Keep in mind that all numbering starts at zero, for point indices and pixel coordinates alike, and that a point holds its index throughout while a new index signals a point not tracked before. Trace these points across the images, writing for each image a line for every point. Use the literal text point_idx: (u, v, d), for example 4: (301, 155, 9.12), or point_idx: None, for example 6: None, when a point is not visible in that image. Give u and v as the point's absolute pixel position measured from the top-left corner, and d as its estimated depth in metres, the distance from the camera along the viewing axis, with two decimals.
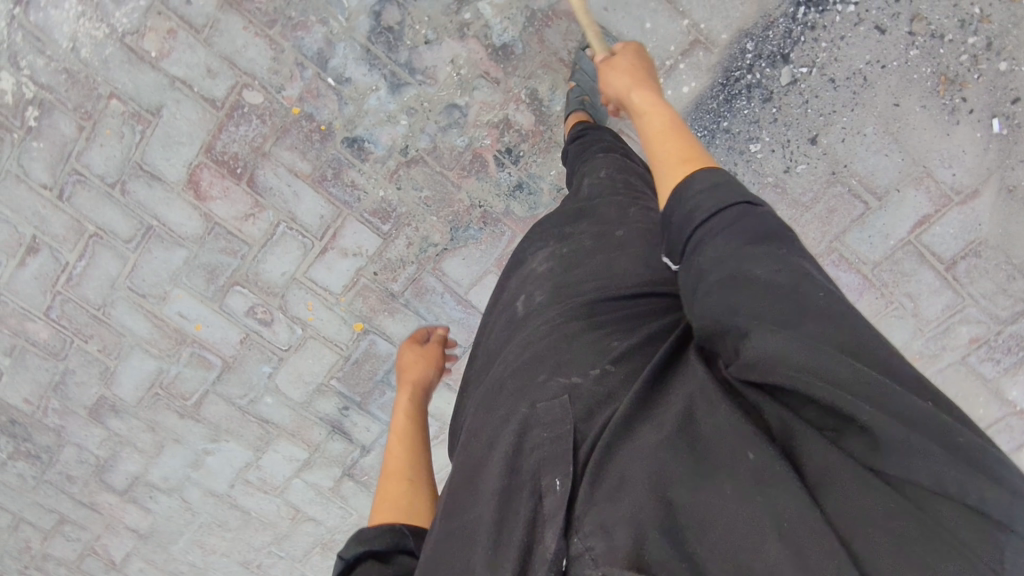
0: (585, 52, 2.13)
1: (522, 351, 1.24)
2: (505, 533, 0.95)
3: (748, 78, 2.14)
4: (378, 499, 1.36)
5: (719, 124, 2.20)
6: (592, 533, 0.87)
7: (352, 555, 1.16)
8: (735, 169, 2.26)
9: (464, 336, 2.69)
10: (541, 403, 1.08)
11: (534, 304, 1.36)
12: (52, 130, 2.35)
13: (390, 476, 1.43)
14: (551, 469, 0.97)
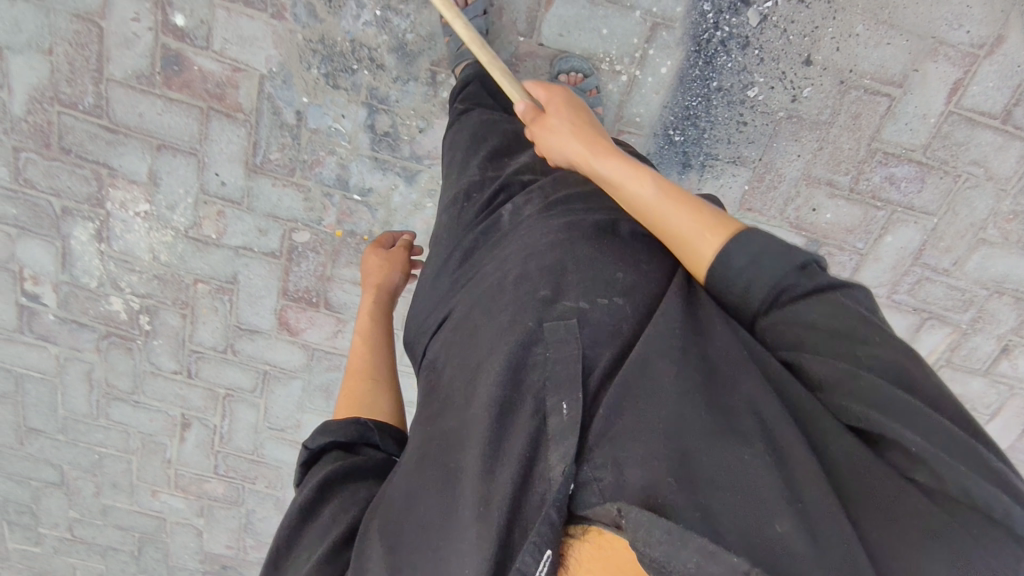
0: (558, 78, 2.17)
1: (514, 268, 1.30)
2: (504, 451, 1.08)
3: (718, 34, 2.15)
4: (341, 397, 1.48)
5: (709, 86, 2.22)
6: (607, 465, 0.97)
7: (318, 445, 1.31)
8: (742, 120, 2.26)
9: None
10: (547, 323, 1.17)
11: (519, 223, 1.41)
12: (165, 325, 2.76)
13: (353, 375, 1.53)
14: (558, 394, 1.08)
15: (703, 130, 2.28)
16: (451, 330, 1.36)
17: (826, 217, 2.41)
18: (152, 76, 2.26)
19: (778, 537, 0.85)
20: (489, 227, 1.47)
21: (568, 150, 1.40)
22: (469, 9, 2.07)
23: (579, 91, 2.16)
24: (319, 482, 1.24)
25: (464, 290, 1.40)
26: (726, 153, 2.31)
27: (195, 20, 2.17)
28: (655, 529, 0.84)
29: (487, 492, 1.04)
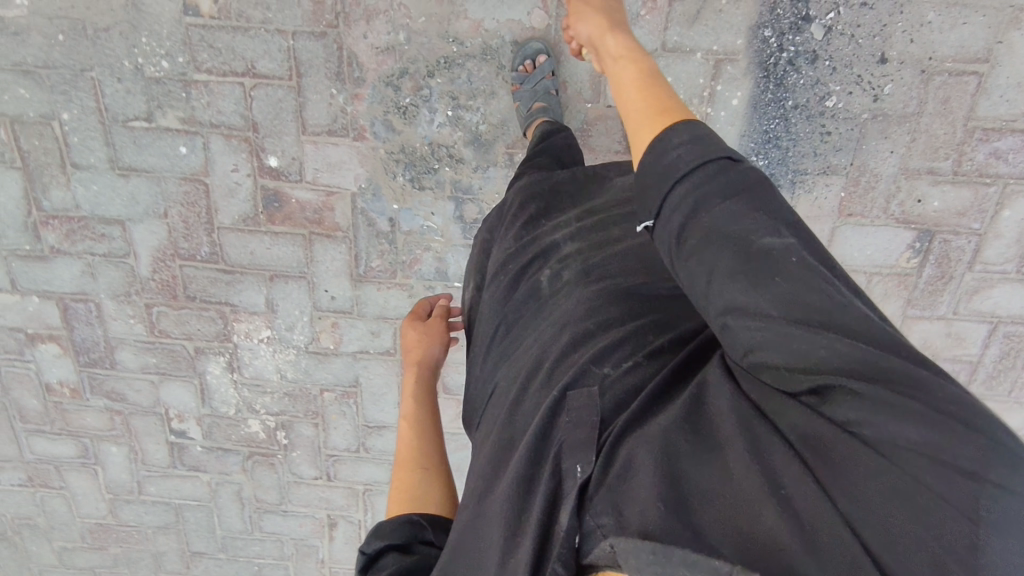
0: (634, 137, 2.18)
1: (541, 340, 1.22)
2: (523, 519, 0.96)
3: (785, 55, 2.14)
4: (392, 490, 1.27)
5: (785, 106, 2.20)
6: (608, 511, 0.85)
7: (373, 549, 1.10)
8: (825, 130, 2.22)
9: None
10: (572, 391, 1.04)
11: (549, 292, 1.31)
12: (300, 436, 2.91)
13: (405, 461, 1.33)
14: (573, 453, 0.95)
15: (786, 149, 2.25)
16: (494, 402, 1.26)
17: (934, 205, 2.31)
18: (257, 217, 2.44)
19: (764, 537, 0.75)
20: (528, 296, 1.36)
21: (589, 22, 1.47)
22: (529, 77, 2.10)
23: None
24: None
25: (505, 365, 1.29)
26: (815, 166, 2.27)
27: (287, 159, 2.33)
28: (641, 554, 0.76)
29: (513, 571, 0.91)
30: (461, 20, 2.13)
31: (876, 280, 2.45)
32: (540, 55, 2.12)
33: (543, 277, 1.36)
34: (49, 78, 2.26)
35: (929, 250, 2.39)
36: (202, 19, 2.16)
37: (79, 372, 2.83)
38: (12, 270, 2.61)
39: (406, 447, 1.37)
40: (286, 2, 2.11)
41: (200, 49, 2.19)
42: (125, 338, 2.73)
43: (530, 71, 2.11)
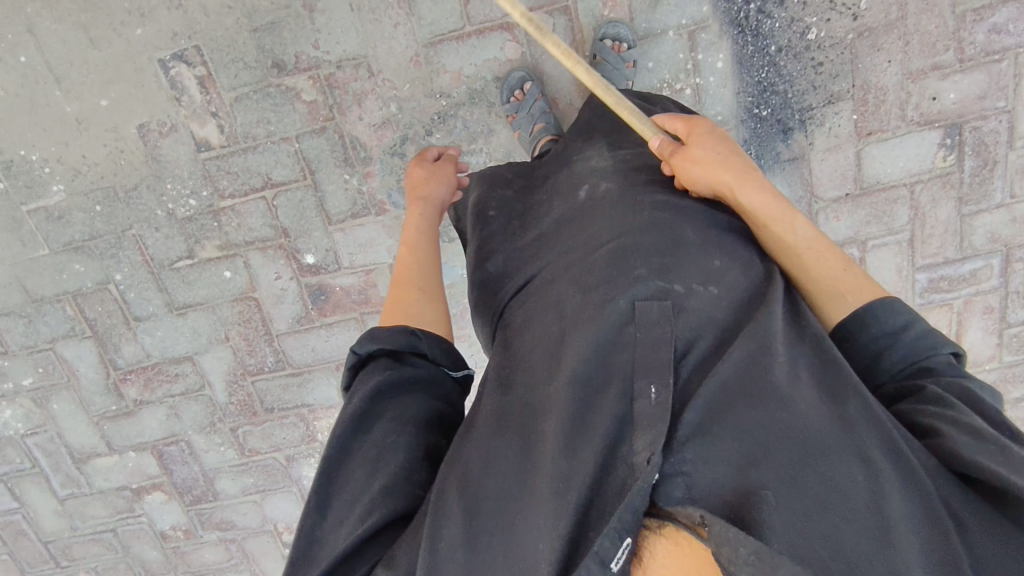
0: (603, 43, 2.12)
1: (577, 252, 1.32)
2: (586, 430, 1.04)
3: (753, 6, 2.15)
4: (386, 307, 1.37)
5: (770, 53, 2.20)
6: (696, 462, 0.94)
7: (365, 351, 1.21)
8: (816, 62, 2.21)
9: None
10: (638, 302, 1.14)
11: (583, 208, 1.42)
12: None
13: (398, 286, 1.42)
14: (647, 375, 1.05)
15: (785, 92, 2.25)
16: (525, 297, 1.35)
17: (951, 98, 2.27)
18: (309, 314, 2.54)
19: (874, 548, 0.88)
20: (563, 215, 1.45)
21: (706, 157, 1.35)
22: (520, 104, 2.17)
23: (620, 56, 2.10)
24: (365, 395, 1.14)
25: (544, 258, 1.38)
26: (819, 99, 2.26)
27: (321, 253, 2.44)
28: (742, 547, 0.83)
29: (568, 476, 1.00)
30: (442, 75, 2.23)
31: (919, 188, 2.39)
32: (525, 81, 2.19)
33: (579, 195, 1.47)
34: (97, 247, 2.44)
35: (962, 142, 2.32)
36: (214, 150, 2.30)
37: (187, 511, 2.92)
38: (106, 432, 2.76)
39: (401, 275, 1.45)
40: (283, 112, 2.26)
41: (219, 178, 2.34)
42: (220, 467, 2.82)
43: (519, 98, 2.18)
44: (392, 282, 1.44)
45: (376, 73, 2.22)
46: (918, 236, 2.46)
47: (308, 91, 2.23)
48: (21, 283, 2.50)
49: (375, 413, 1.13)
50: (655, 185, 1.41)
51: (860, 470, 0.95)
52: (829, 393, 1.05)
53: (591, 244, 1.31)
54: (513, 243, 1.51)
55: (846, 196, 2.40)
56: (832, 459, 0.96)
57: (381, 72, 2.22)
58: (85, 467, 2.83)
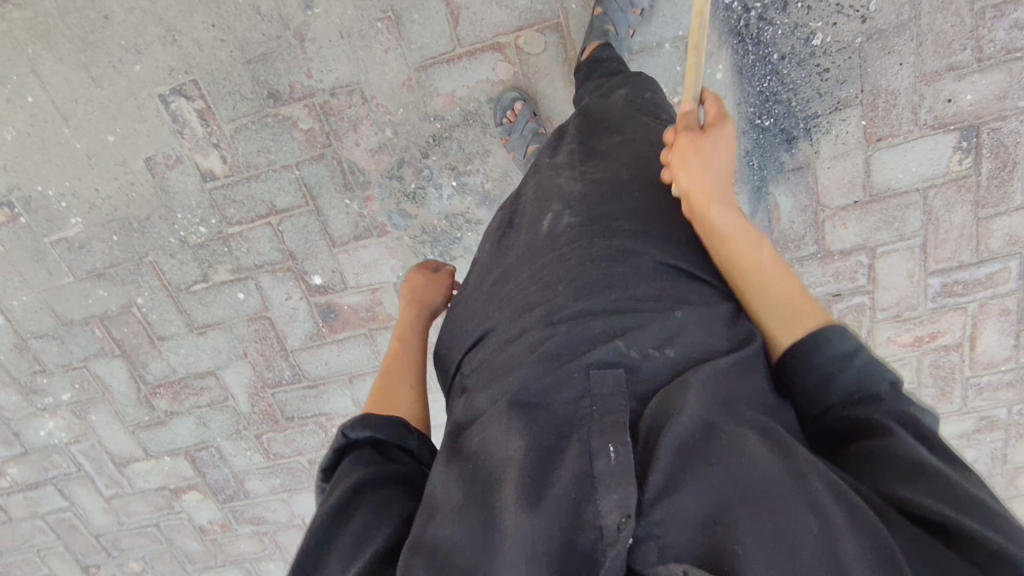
0: None
1: (530, 303, 1.27)
2: (552, 495, 0.99)
3: (754, 14, 2.04)
4: (374, 398, 1.46)
5: (772, 61, 2.11)
6: (664, 521, 0.92)
7: (353, 437, 1.28)
8: (821, 69, 2.12)
9: None
10: (593, 373, 1.10)
11: (543, 245, 1.36)
12: None
13: (388, 380, 1.51)
14: (605, 437, 1.01)
15: (788, 100, 2.17)
16: (484, 345, 1.32)
17: (967, 100, 2.15)
18: (320, 332, 2.63)
19: None
20: (531, 248, 1.39)
21: (720, 162, 1.32)
22: (513, 127, 2.13)
23: (627, 3, 1.99)
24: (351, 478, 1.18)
25: (500, 307, 1.34)
26: (824, 106, 2.18)
27: (328, 273, 2.50)
28: None
29: (535, 547, 0.95)
30: (435, 98, 2.21)
31: (932, 193, 2.31)
32: (516, 102, 2.15)
33: (543, 224, 1.41)
34: (117, 273, 2.55)
35: (979, 145, 2.22)
36: (219, 180, 2.36)
37: (221, 508, 3.12)
38: (141, 440, 2.94)
39: (391, 373, 1.55)
40: (282, 140, 2.28)
41: (226, 206, 2.41)
42: (248, 470, 2.99)
43: (511, 121, 2.14)
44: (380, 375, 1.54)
45: (369, 99, 2.21)
46: (932, 240, 2.39)
47: (304, 119, 2.25)
48: (51, 308, 2.63)
49: (353, 503, 1.14)
50: (621, 222, 1.33)
51: (815, 519, 0.88)
52: (778, 443, 0.98)
53: (548, 294, 1.26)
54: (474, 287, 1.48)
55: (854, 204, 2.34)
56: (792, 508, 0.89)
57: (375, 98, 2.21)
58: (126, 471, 3.03)
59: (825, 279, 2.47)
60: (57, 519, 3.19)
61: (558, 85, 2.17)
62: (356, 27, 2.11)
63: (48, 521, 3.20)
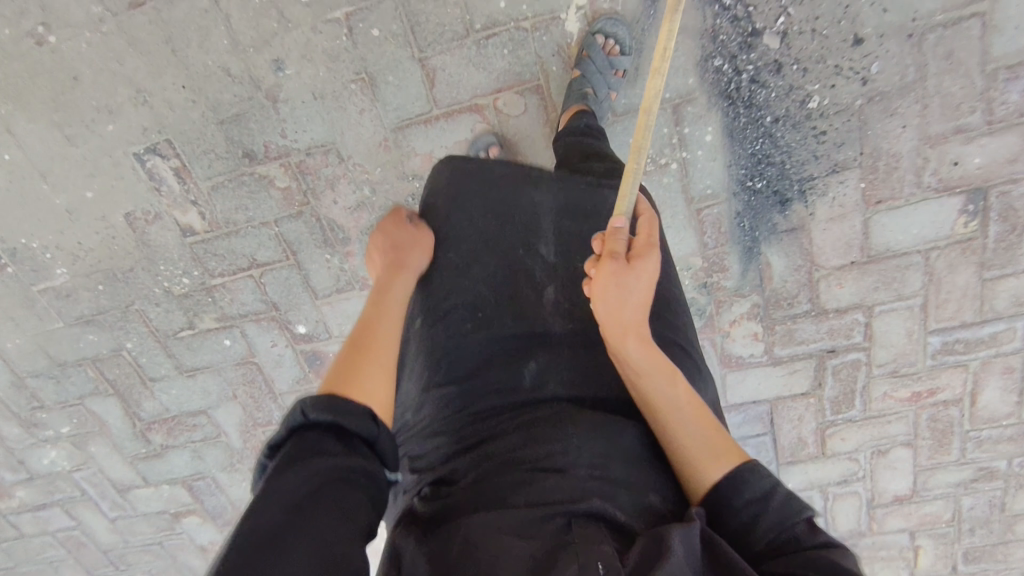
0: (596, 38, 1.85)
1: (482, 451, 1.13)
2: None
3: (745, 76, 1.91)
4: (340, 360, 1.22)
5: (765, 123, 1.99)
6: None
7: (315, 419, 1.07)
8: (818, 130, 1.99)
9: (761, 426, 2.64)
10: (575, 522, 0.95)
11: (502, 377, 1.24)
12: None
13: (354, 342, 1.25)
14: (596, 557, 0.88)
15: (782, 162, 2.05)
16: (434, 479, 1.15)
17: (975, 163, 2.02)
18: (307, 377, 2.63)
19: None
20: (488, 375, 1.26)
21: (638, 285, 1.20)
22: (483, 162, 2.01)
23: (609, 64, 1.86)
24: (306, 485, 0.97)
25: (448, 441, 1.19)
26: (821, 168, 2.06)
27: (312, 324, 2.49)
28: None
29: None
30: (413, 158, 2.12)
31: (935, 255, 2.19)
32: (490, 145, 2.02)
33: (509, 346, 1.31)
34: (106, 319, 2.56)
35: (986, 208, 2.09)
36: (199, 235, 2.33)
37: (220, 532, 3.21)
38: (140, 469, 3.02)
39: (362, 331, 1.28)
40: (259, 198, 2.24)
41: (207, 260, 2.39)
42: (243, 499, 3.06)
43: (480, 157, 2.02)
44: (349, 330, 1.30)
45: (346, 159, 2.14)
46: (932, 300, 2.29)
47: (281, 178, 2.19)
48: (45, 350, 2.67)
49: (302, 522, 0.94)
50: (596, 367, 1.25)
51: None
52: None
53: (505, 441, 1.13)
54: (411, 407, 1.31)
55: (850, 265, 2.24)
56: None
57: (351, 158, 2.14)
58: (127, 496, 3.12)
59: (819, 335, 2.39)
60: (65, 536, 3.31)
61: (541, 148, 2.07)
62: (328, 88, 2.02)
63: (57, 538, 3.32)
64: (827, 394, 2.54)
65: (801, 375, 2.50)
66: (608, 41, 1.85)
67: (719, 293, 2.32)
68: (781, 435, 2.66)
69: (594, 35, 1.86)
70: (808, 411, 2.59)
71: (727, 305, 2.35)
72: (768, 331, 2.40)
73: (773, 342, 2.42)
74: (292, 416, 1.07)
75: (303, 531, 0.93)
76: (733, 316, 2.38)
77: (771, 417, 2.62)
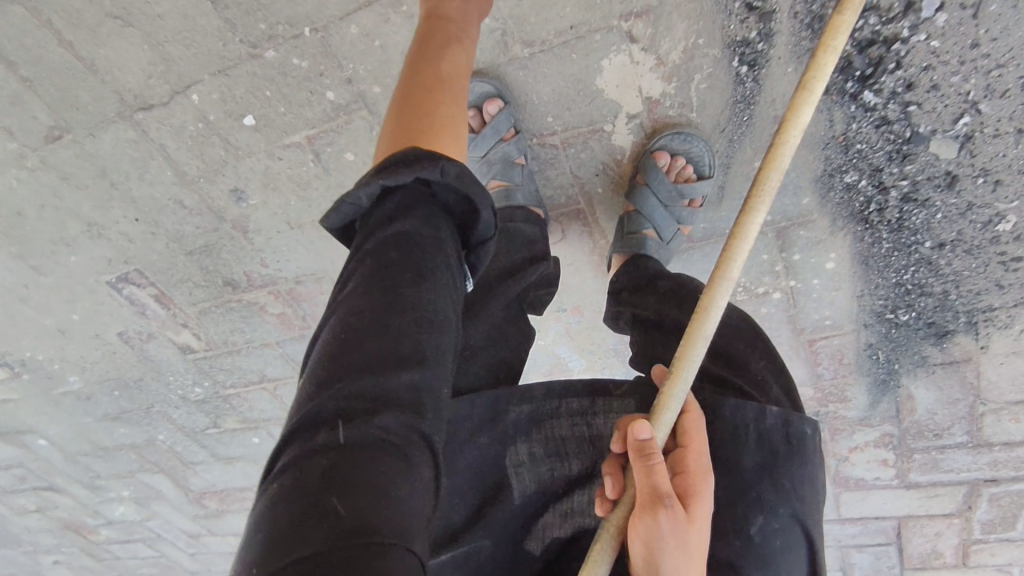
0: (657, 159, 1.28)
1: None
2: None
3: (894, 194, 1.27)
4: (443, 123, 0.90)
5: (922, 249, 1.34)
6: None
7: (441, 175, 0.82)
8: (1007, 256, 1.32)
9: (882, 538, 2.11)
10: None
11: None
12: None
13: (444, 85, 0.94)
14: None
15: (944, 293, 1.41)
16: None
17: None
18: None
19: None
20: None
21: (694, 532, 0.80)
22: (478, 141, 1.30)
23: (678, 194, 1.30)
24: (428, 295, 0.78)
25: None
26: (1006, 299, 1.40)
27: None
28: None
29: None
30: None
31: None
32: (492, 99, 1.26)
33: None
34: (131, 417, 2.38)
35: None
36: (199, 352, 2.03)
37: None
38: (204, 523, 2.97)
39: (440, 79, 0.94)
40: (254, 322, 1.88)
41: (216, 373, 2.10)
42: None
43: (477, 131, 1.29)
44: (443, 87, 0.93)
45: None
46: None
47: (272, 304, 1.81)
48: (85, 438, 2.55)
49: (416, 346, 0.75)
50: None
51: None
52: None
53: None
54: None
55: None
56: None
57: None
58: (199, 539, 3.12)
59: (974, 466, 1.80)
60: (153, 561, 3.38)
61: (586, 277, 1.54)
62: (305, 216, 1.57)
63: (146, 563, 3.39)
64: (978, 516, 1.95)
65: (943, 498, 1.93)
66: (678, 161, 1.27)
67: (836, 421, 1.77)
68: (909, 548, 2.11)
69: (658, 150, 1.28)
70: (947, 530, 2.03)
71: (844, 432, 1.80)
72: (901, 458, 1.83)
73: (906, 469, 1.85)
74: (431, 166, 0.81)
75: (425, 322, 0.77)
76: (853, 441, 1.82)
77: (897, 530, 2.08)
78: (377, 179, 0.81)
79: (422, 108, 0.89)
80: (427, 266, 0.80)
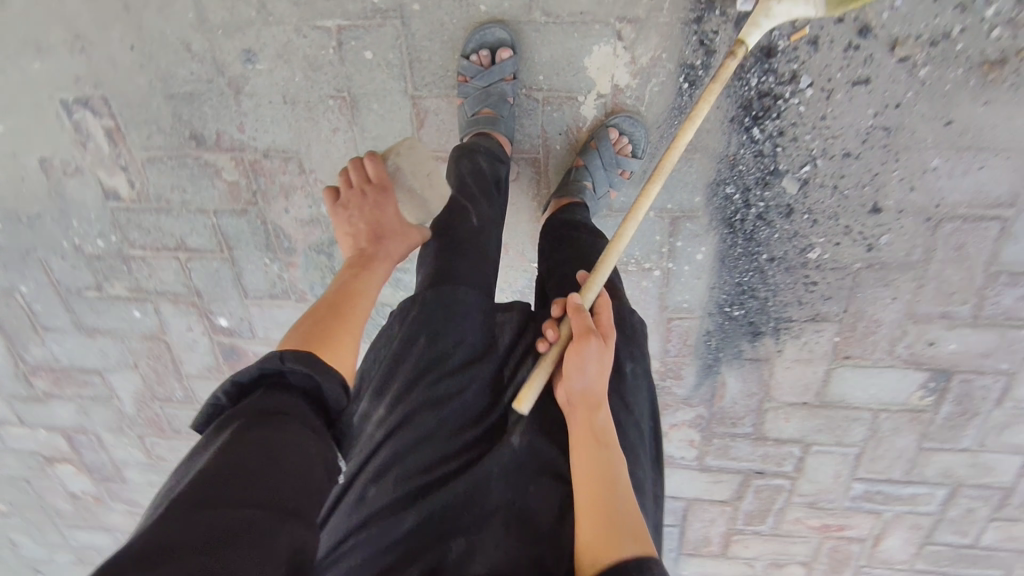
0: (608, 131, 1.68)
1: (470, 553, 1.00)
2: None
3: (753, 211, 1.80)
4: (308, 334, 1.17)
5: (759, 259, 1.88)
6: None
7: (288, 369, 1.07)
8: (810, 280, 1.89)
9: (673, 518, 2.58)
10: None
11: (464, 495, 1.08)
12: None
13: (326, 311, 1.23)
14: None
15: (765, 299, 1.96)
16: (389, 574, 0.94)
17: (950, 347, 1.96)
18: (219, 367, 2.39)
19: None
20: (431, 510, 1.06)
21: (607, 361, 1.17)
22: (484, 74, 1.63)
23: (615, 163, 1.70)
24: (276, 436, 0.97)
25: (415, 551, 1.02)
26: (801, 314, 1.96)
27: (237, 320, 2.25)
28: None
29: None
30: None
31: (884, 416, 2.15)
32: (504, 45, 1.63)
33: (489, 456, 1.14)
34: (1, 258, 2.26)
35: (946, 389, 2.06)
36: (123, 203, 2.05)
37: (97, 483, 2.86)
38: (18, 410, 2.71)
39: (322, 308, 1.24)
40: (200, 184, 1.97)
41: (129, 229, 2.11)
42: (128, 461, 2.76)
43: (486, 66, 1.63)
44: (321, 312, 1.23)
45: (306, 171, 1.90)
46: (868, 453, 2.25)
47: (229, 171, 1.93)
48: None
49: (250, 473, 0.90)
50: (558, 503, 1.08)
51: None
52: None
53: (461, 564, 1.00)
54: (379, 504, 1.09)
55: (802, 404, 2.17)
56: None
57: (314, 172, 1.90)
58: None
59: (752, 457, 2.34)
60: None
61: (522, 219, 1.89)
62: (302, 95, 1.78)
63: None
64: (744, 506, 2.49)
65: (724, 485, 2.45)
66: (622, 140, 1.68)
67: (668, 397, 2.24)
68: (690, 531, 2.60)
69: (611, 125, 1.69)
70: (720, 517, 2.54)
71: (671, 409, 2.27)
72: (704, 440, 2.33)
73: (706, 451, 2.35)
74: (272, 359, 1.07)
75: (263, 451, 0.94)
76: (675, 419, 2.29)
77: (685, 512, 2.56)
78: (227, 379, 1.05)
79: (296, 330, 1.18)
80: (278, 417, 1.00)
